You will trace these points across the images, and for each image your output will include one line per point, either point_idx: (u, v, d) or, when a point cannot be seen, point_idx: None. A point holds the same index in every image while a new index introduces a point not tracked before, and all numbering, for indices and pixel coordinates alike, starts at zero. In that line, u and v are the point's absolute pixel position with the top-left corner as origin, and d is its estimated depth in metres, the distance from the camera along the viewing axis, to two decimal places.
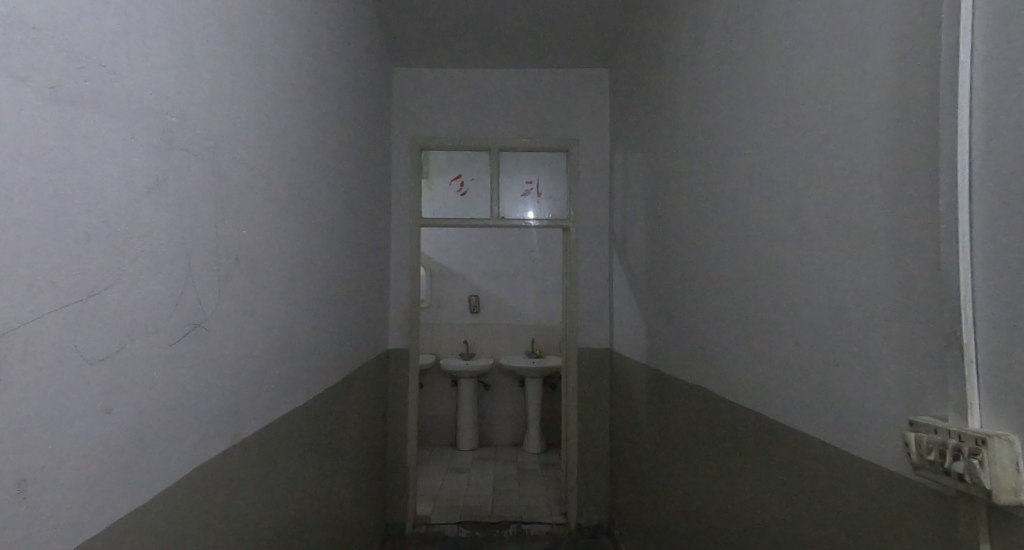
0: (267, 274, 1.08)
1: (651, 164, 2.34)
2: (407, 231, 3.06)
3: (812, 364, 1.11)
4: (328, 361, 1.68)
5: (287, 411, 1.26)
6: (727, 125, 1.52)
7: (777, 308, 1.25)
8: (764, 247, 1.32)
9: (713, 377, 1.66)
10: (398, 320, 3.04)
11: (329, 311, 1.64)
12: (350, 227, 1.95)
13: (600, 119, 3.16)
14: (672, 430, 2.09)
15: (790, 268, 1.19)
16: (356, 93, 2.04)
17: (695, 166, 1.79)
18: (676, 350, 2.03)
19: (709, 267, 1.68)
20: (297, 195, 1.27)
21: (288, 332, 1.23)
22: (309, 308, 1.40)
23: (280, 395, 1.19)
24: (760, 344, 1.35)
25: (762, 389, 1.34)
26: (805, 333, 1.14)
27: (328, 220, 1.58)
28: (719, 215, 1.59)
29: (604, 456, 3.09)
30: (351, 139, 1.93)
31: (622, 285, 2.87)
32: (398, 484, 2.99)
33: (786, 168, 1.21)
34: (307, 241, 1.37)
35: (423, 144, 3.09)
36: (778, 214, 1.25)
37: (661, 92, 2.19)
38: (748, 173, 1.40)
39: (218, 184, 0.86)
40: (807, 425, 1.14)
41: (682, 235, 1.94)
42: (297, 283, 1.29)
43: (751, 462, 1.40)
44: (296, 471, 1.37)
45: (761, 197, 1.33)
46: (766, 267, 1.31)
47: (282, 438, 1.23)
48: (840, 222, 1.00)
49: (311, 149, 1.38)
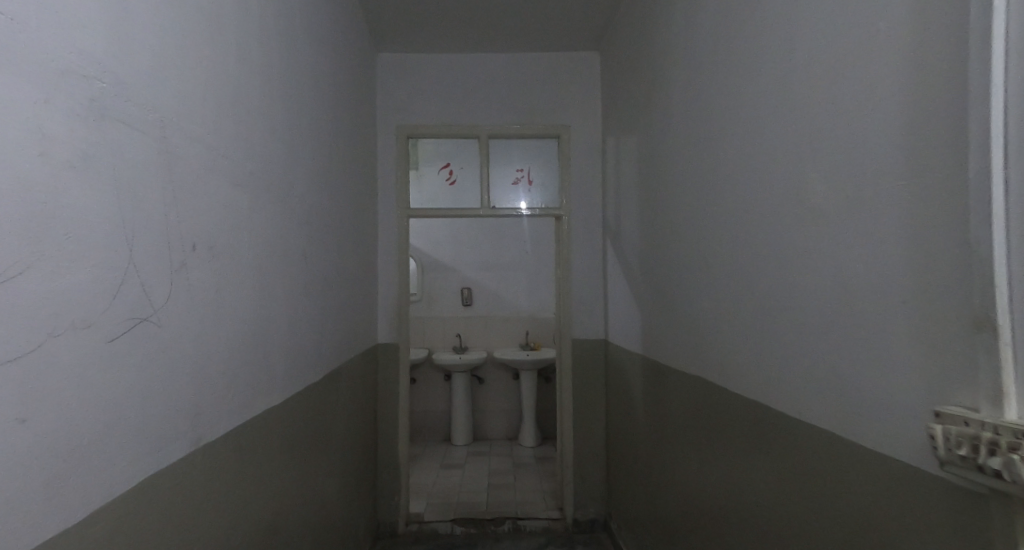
0: (232, 263, 0.99)
1: (645, 148, 2.26)
2: (394, 223, 2.97)
3: (819, 354, 1.05)
4: (309, 356, 1.60)
5: (261, 411, 1.18)
6: (727, 103, 1.45)
7: (781, 294, 1.19)
8: (767, 229, 1.25)
9: (713, 366, 1.60)
10: (386, 313, 2.95)
11: (307, 304, 1.55)
12: (330, 217, 1.86)
13: (592, 104, 3.07)
14: (670, 422, 2.04)
15: (795, 251, 1.13)
16: (334, 75, 1.94)
17: (692, 149, 1.72)
18: (674, 339, 1.97)
19: (708, 253, 1.61)
20: (268, 180, 1.18)
21: (260, 327, 1.15)
22: (284, 301, 1.32)
23: (252, 394, 1.11)
24: (763, 330, 1.29)
25: (766, 379, 1.28)
26: (811, 319, 1.08)
27: (305, 208, 1.49)
28: (718, 199, 1.52)
29: (601, 449, 3.04)
30: (329, 123, 1.83)
31: (616, 274, 2.80)
32: (389, 483, 2.92)
33: (791, 145, 1.14)
34: (280, 230, 1.28)
35: (410, 132, 2.99)
36: (782, 194, 1.18)
37: (656, 72, 2.11)
38: (749, 152, 1.33)
39: (169, 163, 0.77)
40: (812, 415, 1.09)
41: (678, 220, 1.88)
42: (268, 276, 1.20)
43: (753, 454, 1.34)
44: (274, 474, 1.30)
45: (764, 178, 1.26)
46: (769, 252, 1.24)
47: (256, 440, 1.15)
48: (849, 199, 0.94)
49: (283, 129, 1.29)
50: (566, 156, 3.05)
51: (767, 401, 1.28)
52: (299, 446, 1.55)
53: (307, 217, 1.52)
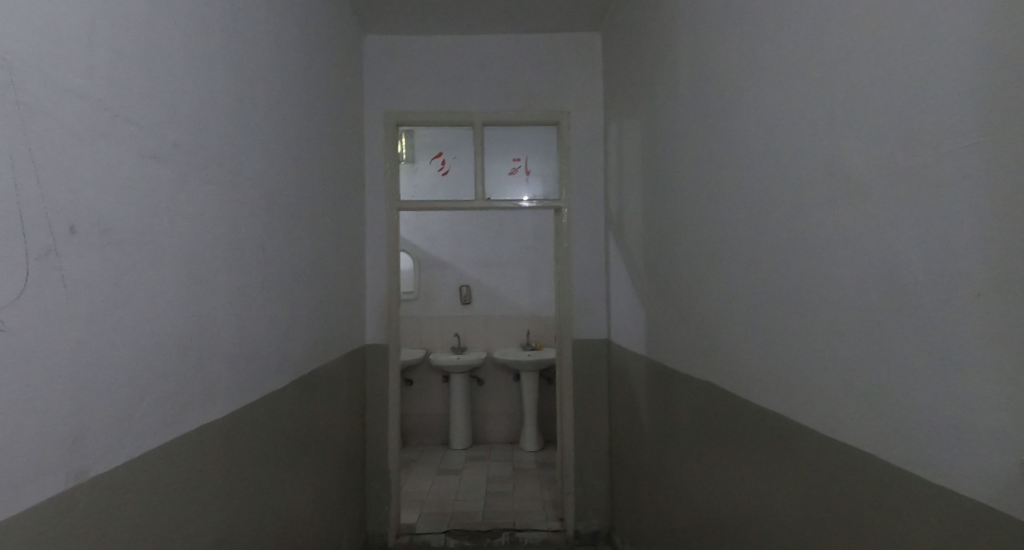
0: (143, 254, 0.84)
1: (654, 132, 2.07)
2: (383, 216, 2.81)
3: (864, 358, 0.88)
4: (268, 362, 1.44)
5: (195, 428, 1.02)
6: (752, 68, 1.27)
7: (814, 288, 1.01)
8: (797, 212, 1.07)
9: (731, 372, 1.42)
10: (375, 312, 2.79)
11: (263, 303, 1.39)
12: (297, 208, 1.69)
13: (594, 89, 2.88)
14: (679, 430, 1.86)
15: (833, 236, 0.95)
16: (300, 50, 1.77)
17: (708, 125, 1.53)
18: (684, 340, 1.80)
19: (725, 243, 1.44)
20: (203, 155, 1.03)
21: (192, 328, 1.00)
22: (226, 301, 1.15)
23: (180, 408, 0.96)
24: (790, 330, 1.10)
25: (794, 388, 1.10)
26: (855, 317, 0.89)
27: (259, 195, 1.33)
28: (738, 181, 1.34)
29: (604, 456, 2.86)
30: (294, 102, 1.66)
31: (619, 269, 2.61)
32: (378, 493, 2.76)
33: (831, 109, 0.95)
34: (223, 217, 1.11)
35: (400, 120, 2.83)
36: (817, 169, 0.99)
37: (666, 45, 1.92)
38: (776, 122, 1.15)
39: (23, 118, 0.61)
40: (851, 433, 0.92)
41: (691, 207, 1.70)
42: (204, 270, 1.04)
43: (778, 472, 1.17)
44: (222, 493, 1.15)
45: (794, 152, 1.08)
46: (800, 239, 1.06)
47: (185, 463, 0.99)
48: (903, 171, 0.78)
49: (225, 101, 1.13)
50: (566, 145, 2.87)
51: (797, 417, 1.09)
52: (259, 462, 1.39)
53: (264, 204, 1.36)
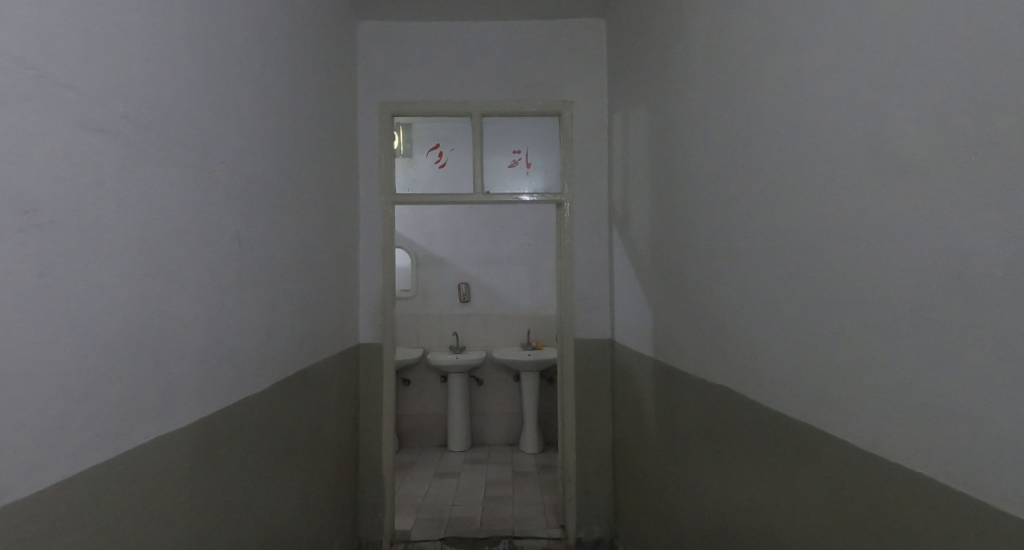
0: (53, 246, 0.75)
1: (662, 119, 1.96)
2: (378, 210, 2.70)
3: (918, 360, 0.77)
4: (234, 365, 1.34)
5: (131, 449, 0.93)
6: (779, 40, 1.15)
7: (858, 283, 0.89)
8: (833, 196, 0.95)
9: (756, 375, 1.31)
10: (369, 310, 2.68)
11: (223, 300, 1.29)
12: (274, 199, 1.59)
13: (597, 78, 2.77)
14: (687, 435, 1.76)
15: (877, 223, 0.84)
16: (277, 30, 1.65)
17: (728, 109, 1.42)
18: (694, 340, 1.68)
19: (748, 236, 1.32)
20: (134, 133, 0.93)
21: (121, 330, 0.90)
22: (179, 298, 1.08)
23: (108, 422, 0.87)
24: (826, 331, 1.00)
25: (832, 397, 1.00)
26: (907, 314, 0.78)
27: (216, 183, 1.23)
28: (763, 166, 1.23)
29: (607, 460, 2.75)
30: (269, 84, 1.55)
31: (624, 265, 2.50)
32: (371, 498, 2.65)
33: (875, 77, 0.84)
34: (160, 206, 1.01)
35: (395, 110, 2.71)
36: (860, 147, 0.88)
37: (677, 26, 1.80)
38: (809, 98, 1.03)
39: None
40: (895, 447, 0.83)
41: (706, 198, 1.59)
42: (139, 267, 0.94)
43: (808, 483, 1.08)
44: (179, 502, 1.08)
45: (830, 129, 0.96)
46: (836, 227, 0.95)
47: (117, 489, 0.90)
48: (946, 149, 0.69)
49: (172, 76, 1.05)
50: (568, 136, 2.75)
51: (838, 430, 0.98)
52: (225, 474, 1.29)
53: (220, 192, 1.25)
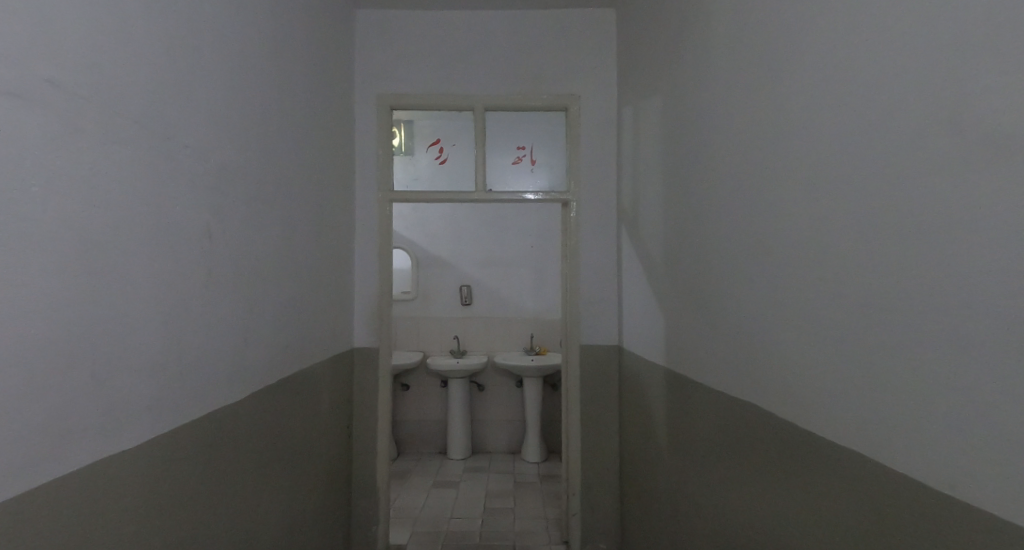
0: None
1: (676, 111, 1.83)
2: (375, 207, 2.58)
3: (1013, 382, 0.62)
4: (202, 374, 1.22)
5: (55, 478, 0.80)
6: (824, 6, 1.01)
7: (932, 283, 0.74)
8: (899, 180, 0.80)
9: (781, 387, 1.16)
10: (365, 312, 2.56)
11: (190, 301, 1.18)
12: (252, 192, 1.48)
13: (606, 71, 2.64)
14: (699, 452, 1.62)
15: (962, 211, 0.69)
16: (258, 12, 1.54)
17: (754, 93, 1.29)
18: (708, 348, 1.55)
19: (776, 233, 1.19)
20: (64, 108, 0.82)
21: (41, 340, 0.78)
22: (129, 297, 0.98)
23: (29, 442, 0.75)
24: (869, 341, 0.88)
25: (872, 416, 0.87)
26: (998, 324, 0.63)
27: (175, 173, 1.12)
28: (800, 153, 1.08)
29: (613, 473, 2.61)
30: (248, 71, 1.45)
31: (633, 267, 2.37)
32: (364, 510, 2.52)
33: (963, 33, 0.69)
34: (98, 193, 0.90)
35: (394, 103, 2.60)
36: (938, 121, 0.73)
37: (693, 10, 1.68)
38: (859, 74, 0.90)
39: None
40: (949, 472, 0.72)
41: (723, 194, 1.46)
42: (69, 261, 0.83)
43: (840, 514, 0.95)
44: (138, 513, 1.01)
45: (896, 101, 0.81)
46: (902, 217, 0.80)
47: (41, 526, 0.77)
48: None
49: (122, 53, 0.96)
50: (575, 132, 2.62)
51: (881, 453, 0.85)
52: (188, 496, 1.17)
53: (179, 180, 1.14)
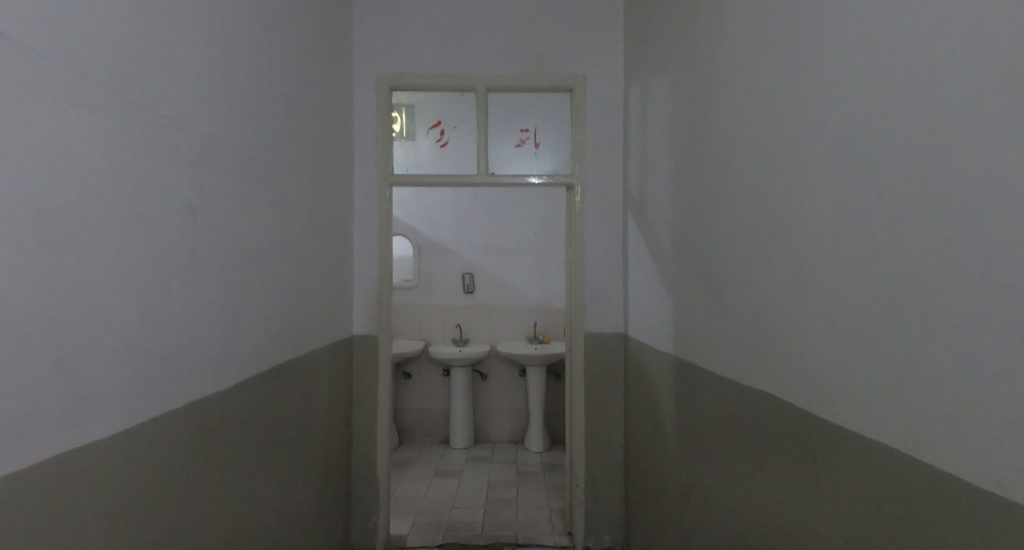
0: None
1: (685, 89, 1.74)
2: (375, 192, 2.51)
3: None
4: (190, 361, 1.16)
5: (21, 469, 0.72)
6: None
7: (960, 264, 0.66)
8: (924, 150, 0.71)
9: (793, 379, 1.09)
10: (365, 299, 2.50)
11: (177, 284, 1.11)
12: (242, 172, 1.41)
13: (613, 50, 2.54)
14: (706, 443, 1.56)
15: (987, 183, 0.61)
16: None
17: (765, 64, 1.20)
18: (716, 335, 1.48)
19: (789, 213, 1.10)
20: (24, 68, 0.73)
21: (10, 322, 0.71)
22: (110, 279, 0.91)
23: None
24: (879, 325, 0.80)
25: (880, 406, 0.81)
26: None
27: (160, 148, 1.06)
28: (811, 126, 1.00)
29: (618, 464, 2.56)
30: (235, 44, 1.38)
31: (640, 253, 2.29)
32: (365, 501, 2.48)
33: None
34: (70, 166, 0.82)
35: (392, 84, 2.51)
36: (976, 74, 0.63)
37: None
38: (873, 35, 0.82)
39: None
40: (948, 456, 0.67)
41: (733, 174, 1.37)
42: (32, 236, 0.75)
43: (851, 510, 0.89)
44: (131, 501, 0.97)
45: (919, 60, 0.72)
46: (929, 191, 0.71)
47: (10, 523, 0.71)
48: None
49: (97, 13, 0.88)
50: (580, 114, 2.53)
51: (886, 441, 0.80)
52: (177, 489, 1.11)
53: (162, 156, 1.07)
